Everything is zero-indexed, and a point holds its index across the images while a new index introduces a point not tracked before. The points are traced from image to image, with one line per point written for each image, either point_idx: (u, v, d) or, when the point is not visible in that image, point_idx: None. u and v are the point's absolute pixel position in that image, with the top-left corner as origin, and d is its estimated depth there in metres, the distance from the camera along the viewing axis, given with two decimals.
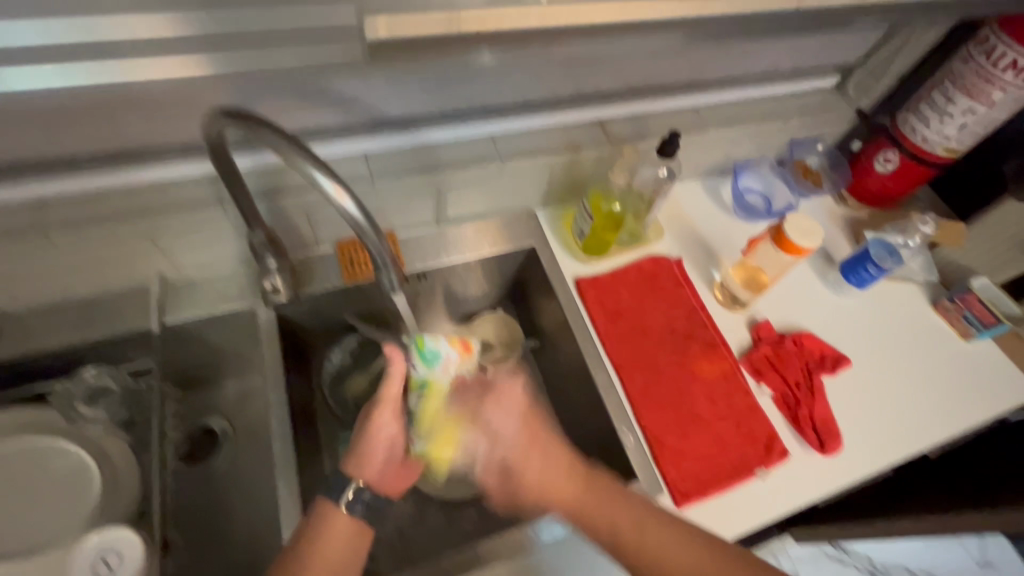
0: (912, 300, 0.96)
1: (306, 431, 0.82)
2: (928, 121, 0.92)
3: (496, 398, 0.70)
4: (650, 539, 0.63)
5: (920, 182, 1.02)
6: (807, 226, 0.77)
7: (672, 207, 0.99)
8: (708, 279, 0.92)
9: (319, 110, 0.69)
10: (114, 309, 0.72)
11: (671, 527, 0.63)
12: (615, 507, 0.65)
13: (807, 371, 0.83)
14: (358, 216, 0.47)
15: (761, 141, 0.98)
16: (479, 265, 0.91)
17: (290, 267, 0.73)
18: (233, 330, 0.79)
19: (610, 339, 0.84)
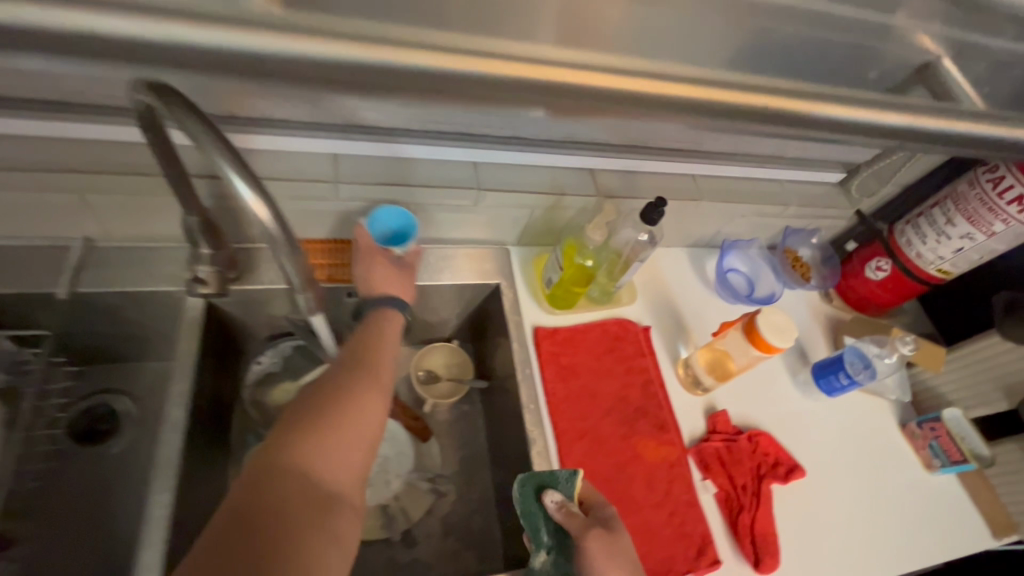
0: (880, 417, 0.91)
1: (214, 435, 0.75)
2: (925, 238, 0.89)
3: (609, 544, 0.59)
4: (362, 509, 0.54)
5: (907, 297, 0.98)
6: (782, 323, 0.72)
7: (652, 272, 0.95)
8: (674, 354, 0.87)
9: (289, 102, 0.64)
10: (28, 266, 0.66)
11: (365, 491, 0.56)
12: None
13: (757, 475, 0.78)
14: (275, 229, 0.45)
15: (753, 223, 0.95)
16: (439, 294, 0.85)
17: (225, 258, 0.67)
18: (157, 313, 0.73)
19: (556, 400, 0.78)
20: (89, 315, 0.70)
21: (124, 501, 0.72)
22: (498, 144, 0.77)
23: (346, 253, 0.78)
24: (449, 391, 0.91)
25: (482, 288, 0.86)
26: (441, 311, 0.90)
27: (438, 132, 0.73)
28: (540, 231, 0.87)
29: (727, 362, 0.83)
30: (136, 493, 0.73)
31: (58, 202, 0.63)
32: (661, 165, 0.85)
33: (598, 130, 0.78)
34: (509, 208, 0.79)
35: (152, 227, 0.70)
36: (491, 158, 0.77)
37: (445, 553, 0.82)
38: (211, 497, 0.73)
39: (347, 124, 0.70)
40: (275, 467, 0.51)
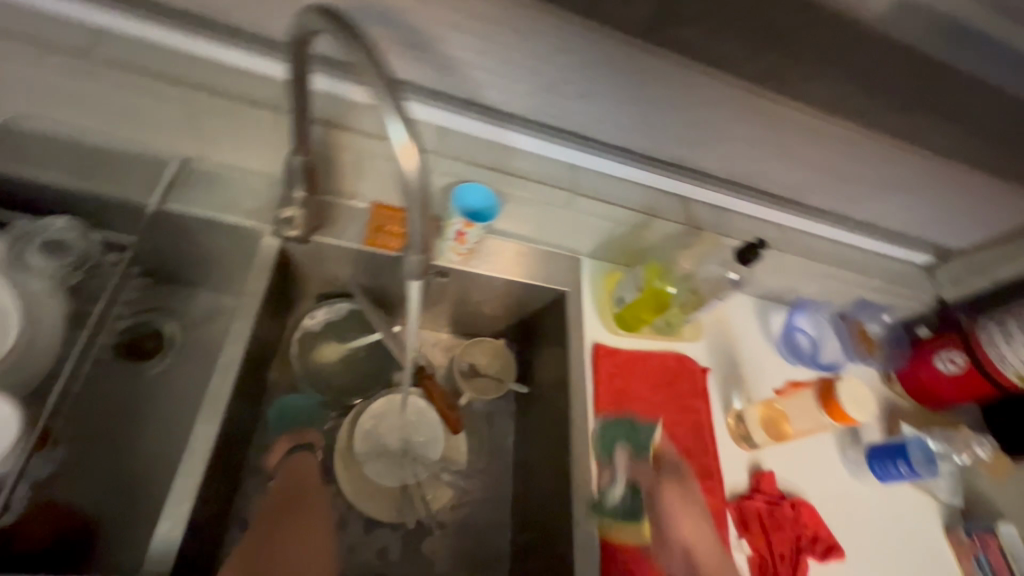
0: (929, 517, 0.86)
1: (256, 379, 0.74)
2: (1011, 339, 0.84)
3: (682, 492, 0.69)
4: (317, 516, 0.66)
5: (973, 398, 0.94)
6: (856, 395, 0.70)
7: (718, 314, 0.92)
8: (727, 403, 0.84)
9: (418, 66, 0.63)
10: (123, 171, 0.65)
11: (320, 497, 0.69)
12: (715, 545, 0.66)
13: (796, 546, 0.74)
14: (415, 179, 0.43)
15: (831, 288, 0.92)
16: (504, 289, 0.84)
17: (316, 206, 0.66)
18: (229, 244, 0.72)
19: (604, 422, 0.75)
20: (164, 234, 0.69)
21: (154, 426, 0.71)
22: (603, 151, 0.75)
23: (404, 224, 0.75)
24: (487, 388, 0.89)
25: (547, 292, 0.84)
26: (498, 306, 0.89)
27: (550, 127, 0.72)
28: (616, 248, 0.85)
29: (783, 423, 0.79)
30: (167, 423, 0.71)
31: None
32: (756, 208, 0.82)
33: (705, 157, 0.76)
34: (597, 219, 0.78)
35: (248, 160, 0.70)
36: (593, 165, 0.75)
37: (455, 552, 0.79)
38: (242, 441, 0.71)
39: (464, 99, 0.68)
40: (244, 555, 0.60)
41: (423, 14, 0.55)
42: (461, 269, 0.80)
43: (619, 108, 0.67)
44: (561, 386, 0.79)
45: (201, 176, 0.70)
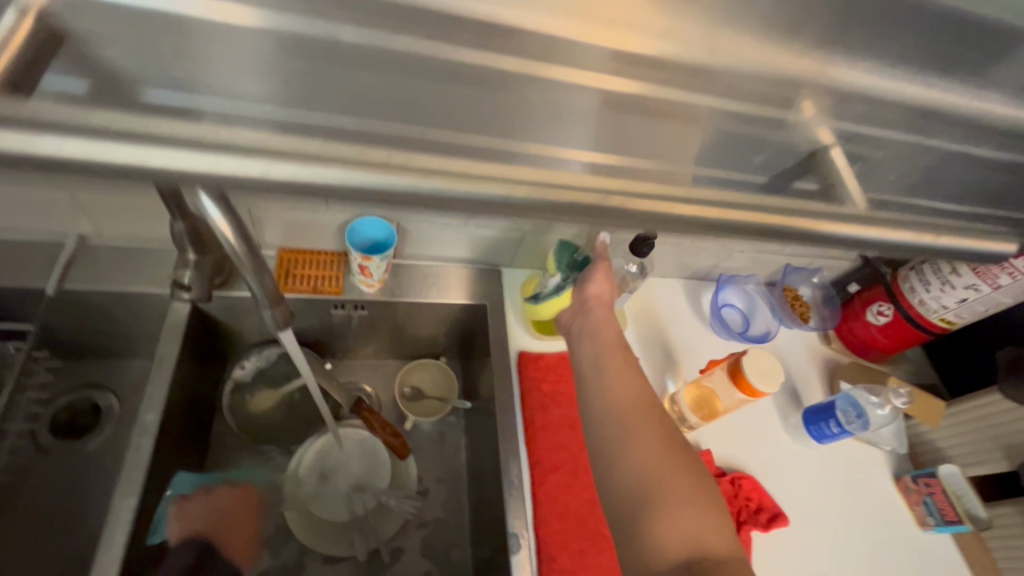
0: (874, 469, 0.87)
1: (190, 438, 0.75)
2: (928, 285, 0.86)
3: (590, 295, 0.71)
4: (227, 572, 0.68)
5: (908, 344, 0.95)
6: (766, 367, 0.69)
7: (647, 302, 0.93)
8: (661, 388, 0.85)
9: None
10: (18, 260, 0.67)
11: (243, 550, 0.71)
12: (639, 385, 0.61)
13: (738, 521, 0.75)
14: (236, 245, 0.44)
15: (751, 260, 0.93)
16: (426, 311, 0.85)
17: (212, 265, 0.67)
18: (142, 312, 0.74)
19: (534, 428, 0.76)
20: (76, 313, 0.71)
21: (101, 497, 0.73)
22: None
23: (329, 266, 0.79)
24: (432, 409, 0.90)
25: (472, 308, 0.86)
26: (429, 327, 0.90)
27: None
28: (534, 253, 0.86)
29: (714, 401, 0.80)
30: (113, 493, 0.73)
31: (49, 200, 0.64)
32: None
33: None
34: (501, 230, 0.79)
35: (146, 229, 0.71)
36: None
37: (414, 575, 0.80)
38: None
39: None
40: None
41: None
42: (377, 301, 0.81)
43: None
44: (492, 399, 0.80)
45: (103, 251, 0.71)
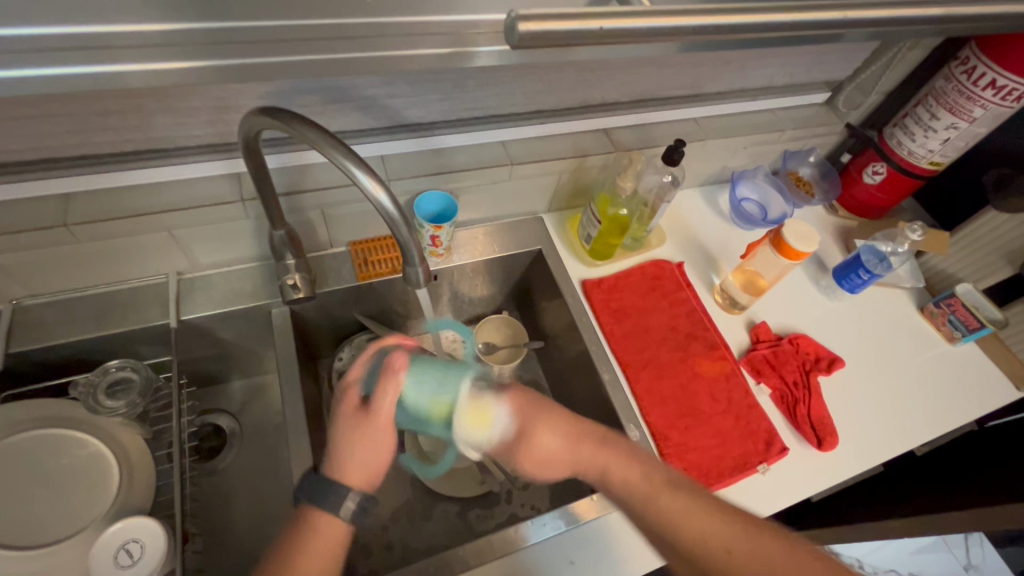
0: (899, 304, 1.01)
1: (319, 426, 0.84)
2: (914, 135, 0.97)
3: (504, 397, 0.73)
4: (362, 443, 0.68)
5: (906, 194, 1.07)
6: (804, 231, 0.79)
7: (673, 214, 1.03)
8: (708, 283, 0.96)
9: (344, 113, 0.70)
10: (134, 304, 0.74)
11: (371, 435, 0.68)
12: (640, 472, 0.67)
13: (804, 371, 0.87)
14: (392, 210, 0.50)
15: (756, 152, 1.03)
16: (487, 268, 0.94)
17: (309, 265, 0.74)
18: (247, 326, 0.82)
19: (614, 339, 0.86)
20: (191, 338, 0.79)
21: (250, 496, 0.84)
22: (522, 120, 0.83)
23: (392, 249, 0.86)
24: (510, 356, 0.95)
25: (525, 255, 0.94)
26: (490, 284, 0.98)
27: (470, 119, 0.80)
28: (568, 194, 0.95)
29: (758, 280, 0.92)
30: (256, 488, 0.85)
31: (152, 242, 0.70)
32: (669, 112, 0.91)
33: (608, 90, 0.84)
34: (539, 177, 0.87)
35: (233, 252, 0.78)
36: (518, 134, 0.83)
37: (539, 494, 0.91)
38: None
39: (390, 124, 0.75)
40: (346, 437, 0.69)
41: None
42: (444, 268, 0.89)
43: (518, 78, 0.74)
44: (568, 327, 0.89)
45: (199, 280, 0.78)
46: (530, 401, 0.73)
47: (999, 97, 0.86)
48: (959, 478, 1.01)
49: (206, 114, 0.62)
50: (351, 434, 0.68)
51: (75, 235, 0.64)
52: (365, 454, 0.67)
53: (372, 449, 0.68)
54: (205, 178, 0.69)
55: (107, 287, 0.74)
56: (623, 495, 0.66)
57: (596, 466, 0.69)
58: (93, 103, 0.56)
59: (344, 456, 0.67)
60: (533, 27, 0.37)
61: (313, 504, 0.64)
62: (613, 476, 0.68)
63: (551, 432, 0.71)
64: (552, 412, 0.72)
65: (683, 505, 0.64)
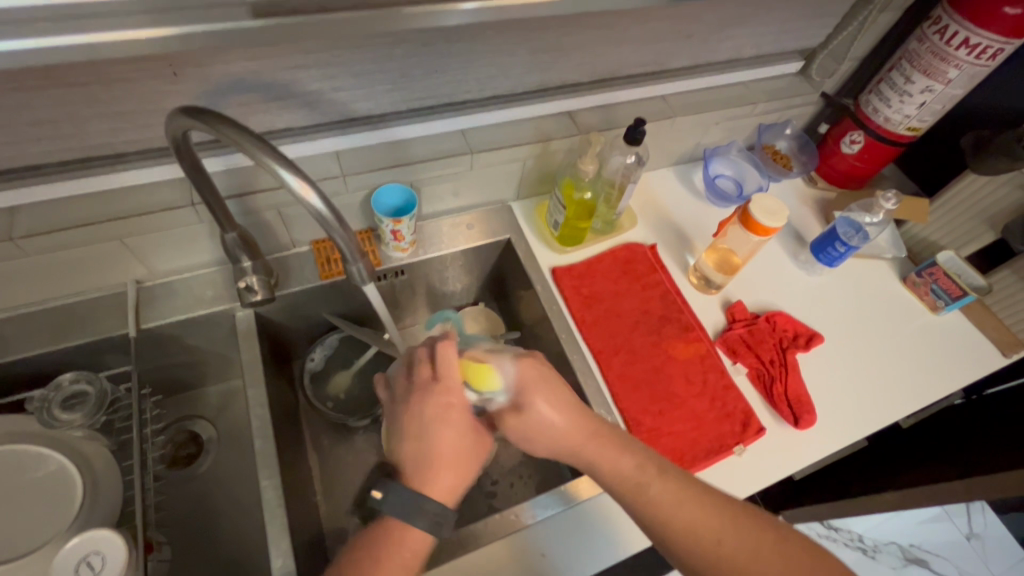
0: (880, 276, 0.99)
1: (291, 429, 0.83)
2: (889, 101, 0.94)
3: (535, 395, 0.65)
4: (444, 441, 0.62)
5: (885, 162, 1.04)
6: (773, 206, 0.77)
7: (645, 195, 1.01)
8: (683, 264, 0.94)
9: (288, 110, 0.68)
10: (94, 315, 0.73)
11: (444, 422, 0.62)
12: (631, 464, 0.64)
13: (780, 349, 0.86)
14: (324, 211, 0.49)
15: (729, 127, 1.00)
16: (456, 261, 0.92)
17: (266, 267, 0.73)
18: (212, 332, 0.81)
19: (585, 326, 0.85)
20: (155, 346, 0.78)
21: (227, 502, 0.83)
22: (480, 107, 0.81)
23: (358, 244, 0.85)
24: None
25: (494, 245, 0.93)
26: (462, 276, 0.96)
27: (426, 109, 0.78)
28: (535, 180, 0.93)
29: (732, 257, 0.90)
30: (233, 494, 0.84)
31: (104, 251, 0.69)
32: (633, 91, 0.88)
33: (567, 71, 0.82)
34: (502, 164, 0.85)
35: (190, 257, 0.77)
36: (476, 122, 0.81)
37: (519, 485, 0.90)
38: (306, 484, 0.81)
39: (340, 119, 0.74)
40: (416, 433, 0.63)
41: (269, 68, 0.60)
42: (412, 263, 0.88)
43: (469, 63, 0.72)
44: (540, 316, 0.88)
45: (159, 288, 0.77)
46: (524, 387, 0.65)
47: (973, 56, 0.83)
48: (949, 449, 1.00)
49: (145, 118, 0.61)
50: (434, 433, 0.62)
51: (22, 248, 0.63)
52: (452, 451, 0.62)
53: (456, 445, 0.62)
54: (151, 186, 0.68)
55: (64, 299, 0.73)
56: (612, 484, 0.64)
57: (579, 454, 0.65)
58: (20, 113, 0.54)
59: (422, 465, 0.61)
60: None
61: (398, 515, 0.57)
62: (604, 471, 0.64)
63: (555, 419, 0.65)
64: (552, 395, 0.65)
65: (673, 492, 0.61)
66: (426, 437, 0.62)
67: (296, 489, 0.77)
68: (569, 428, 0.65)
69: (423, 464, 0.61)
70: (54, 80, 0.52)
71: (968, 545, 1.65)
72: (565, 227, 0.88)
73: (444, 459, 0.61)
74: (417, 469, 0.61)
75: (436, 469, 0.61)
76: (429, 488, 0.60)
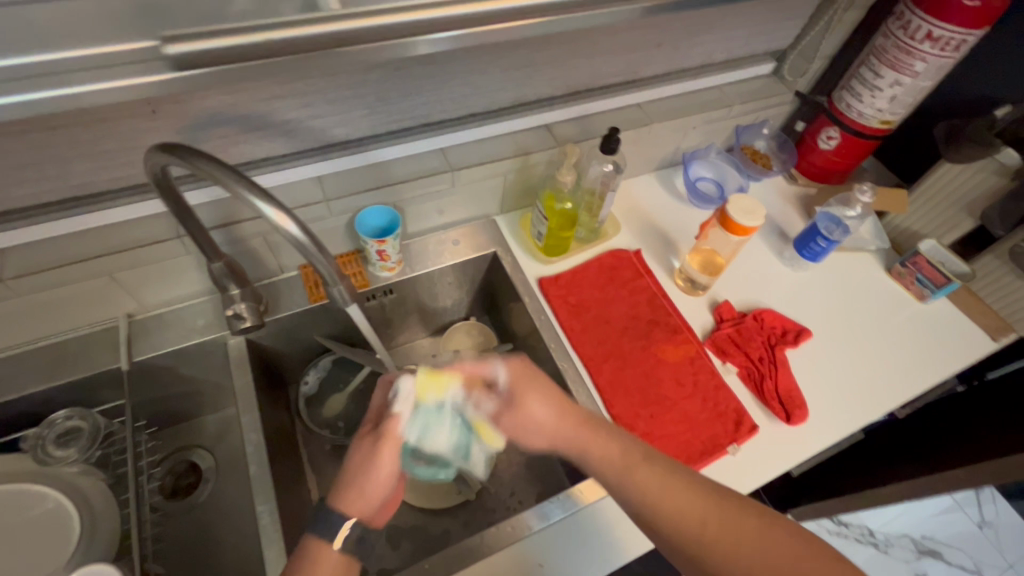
0: (866, 268, 1.00)
1: (287, 453, 0.83)
2: (861, 96, 0.96)
3: (516, 397, 0.68)
4: (362, 461, 0.63)
5: (863, 156, 1.05)
6: (748, 206, 0.78)
7: (628, 202, 1.02)
8: (668, 268, 0.95)
9: (269, 139, 0.69)
10: (88, 351, 0.74)
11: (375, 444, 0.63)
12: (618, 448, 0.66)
13: (770, 346, 0.86)
14: (301, 237, 0.51)
15: (706, 130, 1.02)
16: (444, 277, 0.93)
17: (254, 294, 0.73)
18: (205, 361, 0.82)
19: (574, 334, 0.86)
20: (149, 378, 0.79)
21: (228, 530, 0.83)
22: (458, 125, 0.83)
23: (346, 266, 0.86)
24: None
25: (481, 259, 0.94)
26: (452, 292, 0.97)
27: (405, 130, 0.80)
28: (517, 194, 0.94)
29: (716, 258, 0.91)
30: (234, 521, 0.84)
31: (94, 287, 0.70)
32: (608, 101, 0.90)
33: (540, 85, 0.83)
34: (483, 180, 0.86)
35: (179, 288, 0.78)
36: (455, 140, 0.83)
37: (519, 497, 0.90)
38: (305, 507, 0.81)
39: (321, 145, 0.75)
40: (358, 455, 0.64)
41: (247, 101, 0.62)
42: (400, 281, 0.89)
43: (444, 84, 0.74)
44: (530, 327, 0.88)
45: (151, 321, 0.78)
46: (515, 385, 0.69)
47: (938, 48, 0.84)
48: (947, 436, 1.00)
49: (128, 155, 0.62)
50: (363, 455, 0.63)
51: (12, 289, 0.64)
52: (375, 473, 0.62)
53: (370, 467, 0.62)
54: (139, 221, 0.69)
55: (58, 337, 0.74)
56: (597, 468, 0.65)
57: (569, 442, 0.68)
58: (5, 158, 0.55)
59: (341, 485, 0.63)
60: (182, 48, 0.39)
61: (313, 532, 0.60)
62: (591, 455, 0.66)
63: (543, 413, 0.68)
64: (545, 393, 0.69)
65: (658, 477, 0.62)
66: (363, 459, 0.63)
67: (293, 513, 0.77)
68: (557, 420, 0.68)
69: (358, 476, 0.63)
70: (35, 125, 0.54)
71: (981, 534, 1.63)
72: (548, 238, 0.90)
73: (354, 480, 0.62)
74: (343, 482, 0.63)
75: (340, 490, 0.62)
76: (344, 501, 0.62)
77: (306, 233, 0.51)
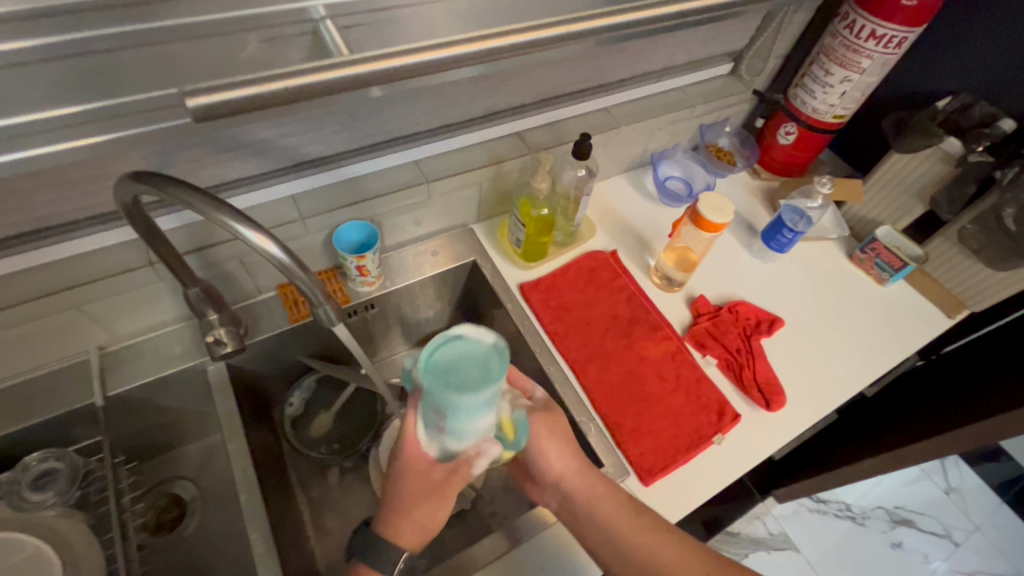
0: (829, 255, 1.04)
1: (276, 477, 0.82)
2: (814, 93, 1.01)
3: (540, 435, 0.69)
4: (399, 495, 0.64)
5: (819, 149, 1.10)
6: (717, 203, 0.81)
7: (601, 204, 1.05)
8: (644, 266, 0.97)
9: (241, 161, 0.68)
10: (59, 388, 0.71)
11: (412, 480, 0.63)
12: (622, 507, 0.67)
13: (746, 336, 0.89)
14: (283, 258, 0.50)
15: (672, 131, 1.05)
16: (424, 288, 0.93)
17: (233, 318, 0.71)
18: (184, 390, 0.79)
19: (557, 337, 0.87)
20: (126, 411, 0.76)
21: (218, 562, 0.80)
22: (431, 137, 0.83)
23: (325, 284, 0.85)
24: None
25: (461, 269, 0.94)
26: (433, 303, 0.97)
27: (377, 144, 0.80)
28: (493, 201, 0.95)
29: (690, 254, 0.94)
30: (223, 551, 0.82)
31: (62, 321, 0.67)
32: (577, 107, 0.92)
33: (510, 95, 0.85)
34: (459, 190, 0.87)
35: (153, 316, 0.76)
36: (428, 152, 0.83)
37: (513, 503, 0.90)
38: (297, 531, 0.80)
39: (293, 163, 0.74)
40: (403, 488, 0.64)
41: None
42: (381, 295, 0.88)
43: (416, 98, 0.74)
44: (514, 332, 0.89)
45: (124, 352, 0.76)
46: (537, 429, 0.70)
47: (882, 46, 0.89)
48: (914, 410, 1.05)
49: (93, 184, 0.60)
50: (405, 490, 0.64)
51: None
52: (423, 504, 0.64)
53: (415, 499, 0.64)
54: (109, 250, 0.67)
55: (25, 375, 0.71)
56: (599, 521, 0.66)
57: (579, 491, 0.69)
58: None
59: (384, 520, 0.66)
60: (205, 101, 0.37)
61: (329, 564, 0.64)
62: (595, 508, 0.67)
63: (560, 460, 0.69)
64: (563, 439, 0.70)
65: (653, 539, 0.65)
66: (403, 493, 0.64)
67: (287, 537, 0.76)
68: (573, 470, 0.69)
69: (400, 508, 0.64)
70: None
71: (947, 499, 1.72)
72: (526, 244, 0.91)
73: (399, 513, 0.64)
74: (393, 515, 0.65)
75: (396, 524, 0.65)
76: (397, 535, 0.65)
77: (287, 255, 0.51)
